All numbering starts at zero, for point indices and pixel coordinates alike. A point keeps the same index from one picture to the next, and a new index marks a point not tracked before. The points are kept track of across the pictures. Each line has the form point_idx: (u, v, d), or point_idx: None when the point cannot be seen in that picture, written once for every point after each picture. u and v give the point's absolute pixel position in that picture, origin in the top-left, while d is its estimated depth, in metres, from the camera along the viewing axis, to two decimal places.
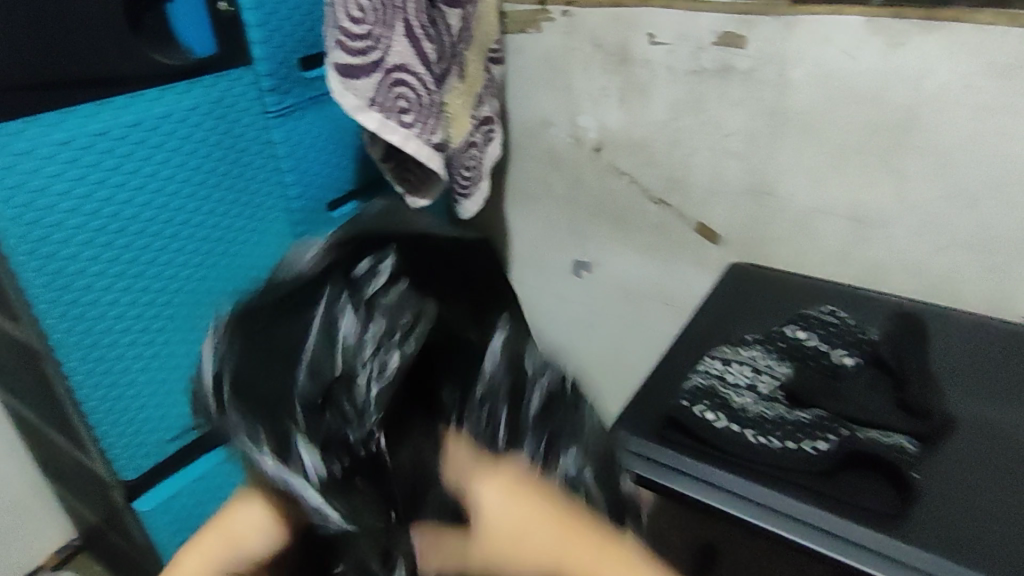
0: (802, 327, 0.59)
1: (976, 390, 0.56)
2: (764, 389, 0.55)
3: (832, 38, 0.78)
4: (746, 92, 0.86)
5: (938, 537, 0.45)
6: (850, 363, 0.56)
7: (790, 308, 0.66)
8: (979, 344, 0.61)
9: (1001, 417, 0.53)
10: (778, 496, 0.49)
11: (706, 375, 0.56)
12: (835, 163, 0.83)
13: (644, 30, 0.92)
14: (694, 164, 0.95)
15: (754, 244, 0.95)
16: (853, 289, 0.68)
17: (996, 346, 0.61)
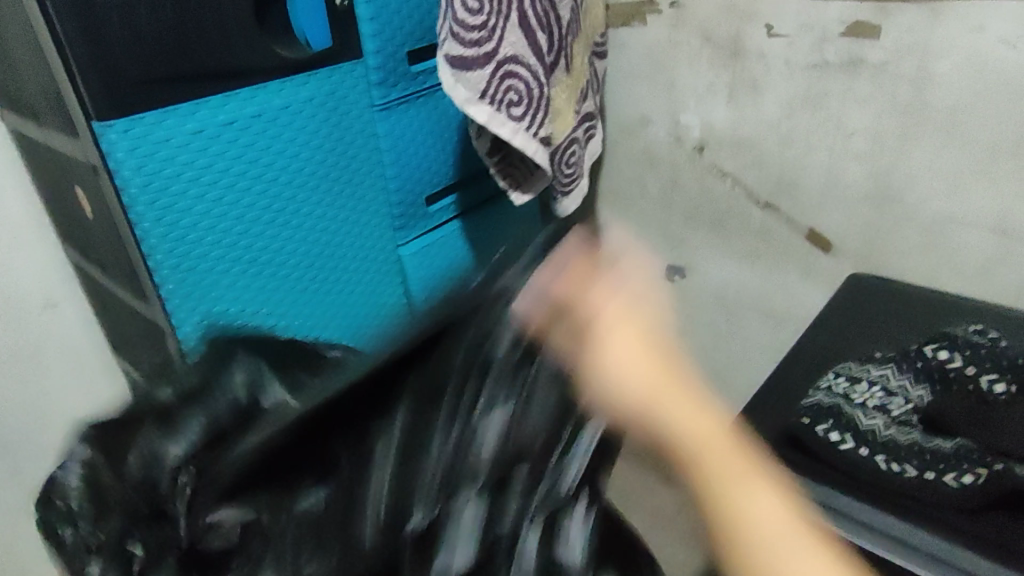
0: (944, 347, 0.53)
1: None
2: (896, 411, 0.49)
3: (988, 25, 0.71)
4: (874, 87, 0.80)
5: None
6: (1002, 392, 0.49)
7: (922, 326, 0.60)
8: None
9: None
10: (923, 533, 0.44)
11: (830, 393, 0.51)
12: (978, 168, 0.76)
13: (762, 21, 0.87)
14: (808, 164, 0.90)
15: (872, 253, 0.89)
16: (995, 309, 0.62)
17: None
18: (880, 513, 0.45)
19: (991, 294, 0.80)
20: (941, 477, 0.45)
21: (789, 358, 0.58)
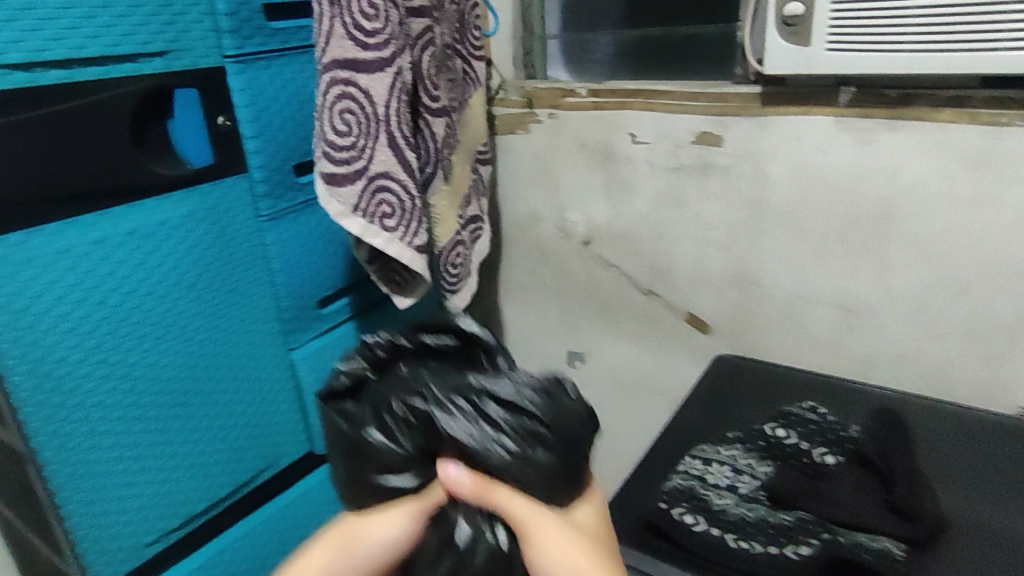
0: (781, 425, 0.61)
1: (978, 485, 0.54)
2: (745, 489, 0.54)
3: (804, 136, 0.81)
4: (725, 187, 0.90)
5: None
6: (831, 461, 0.56)
7: (770, 402, 0.66)
8: (963, 439, 0.60)
9: (998, 517, 0.51)
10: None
11: (685, 477, 0.55)
12: (818, 255, 0.85)
13: (628, 130, 0.96)
14: (678, 255, 0.97)
15: (743, 333, 0.95)
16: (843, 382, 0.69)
17: (991, 444, 0.59)
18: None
19: (846, 367, 0.87)
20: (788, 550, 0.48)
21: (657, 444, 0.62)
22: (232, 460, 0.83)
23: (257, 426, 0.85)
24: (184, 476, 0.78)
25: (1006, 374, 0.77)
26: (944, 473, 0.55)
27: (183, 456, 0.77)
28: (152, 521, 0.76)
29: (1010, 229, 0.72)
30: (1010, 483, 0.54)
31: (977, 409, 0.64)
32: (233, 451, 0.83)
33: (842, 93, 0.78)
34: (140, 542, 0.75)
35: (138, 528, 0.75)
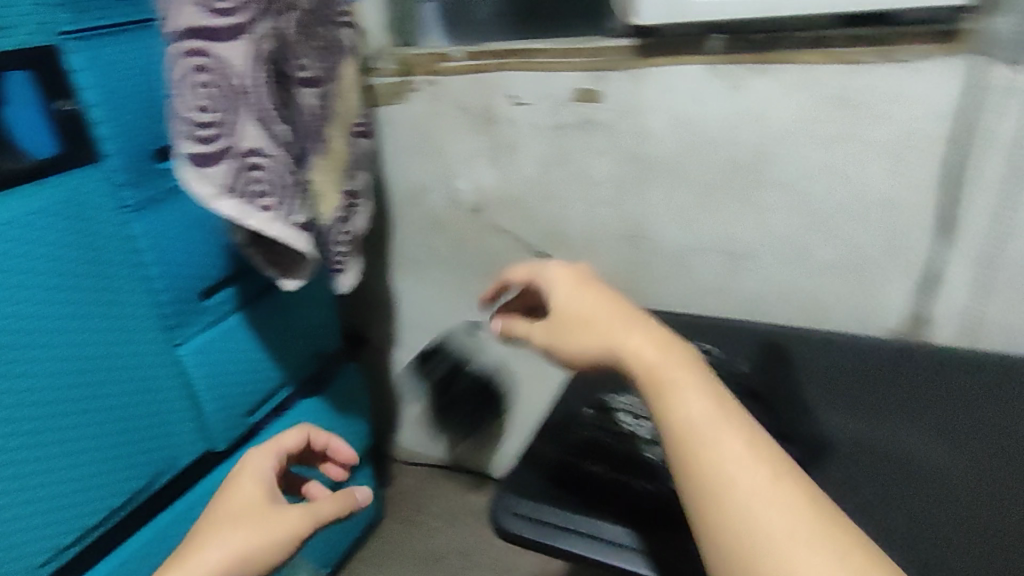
0: None
1: (848, 406, 0.61)
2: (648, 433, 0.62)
3: (678, 86, 0.83)
4: (608, 143, 0.91)
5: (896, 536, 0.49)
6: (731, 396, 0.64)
7: None
8: (848, 365, 0.67)
9: (909, 442, 0.57)
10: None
11: (595, 428, 0.64)
12: (702, 204, 0.88)
13: (507, 92, 0.96)
14: (569, 214, 0.99)
15: (634, 286, 0.98)
16: (727, 325, 0.76)
17: (874, 366, 0.66)
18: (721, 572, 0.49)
19: (730, 308, 0.92)
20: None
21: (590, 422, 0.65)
22: (123, 466, 0.77)
23: (155, 427, 0.80)
24: (70, 492, 0.71)
25: (868, 298, 0.83)
26: (817, 400, 0.62)
27: (67, 470, 0.71)
28: (40, 543, 0.69)
29: (876, 164, 0.76)
30: (897, 401, 0.62)
31: (849, 337, 0.71)
32: (124, 459, 0.77)
33: (712, 40, 0.79)
34: (29, 567, 0.68)
35: (28, 549, 0.68)
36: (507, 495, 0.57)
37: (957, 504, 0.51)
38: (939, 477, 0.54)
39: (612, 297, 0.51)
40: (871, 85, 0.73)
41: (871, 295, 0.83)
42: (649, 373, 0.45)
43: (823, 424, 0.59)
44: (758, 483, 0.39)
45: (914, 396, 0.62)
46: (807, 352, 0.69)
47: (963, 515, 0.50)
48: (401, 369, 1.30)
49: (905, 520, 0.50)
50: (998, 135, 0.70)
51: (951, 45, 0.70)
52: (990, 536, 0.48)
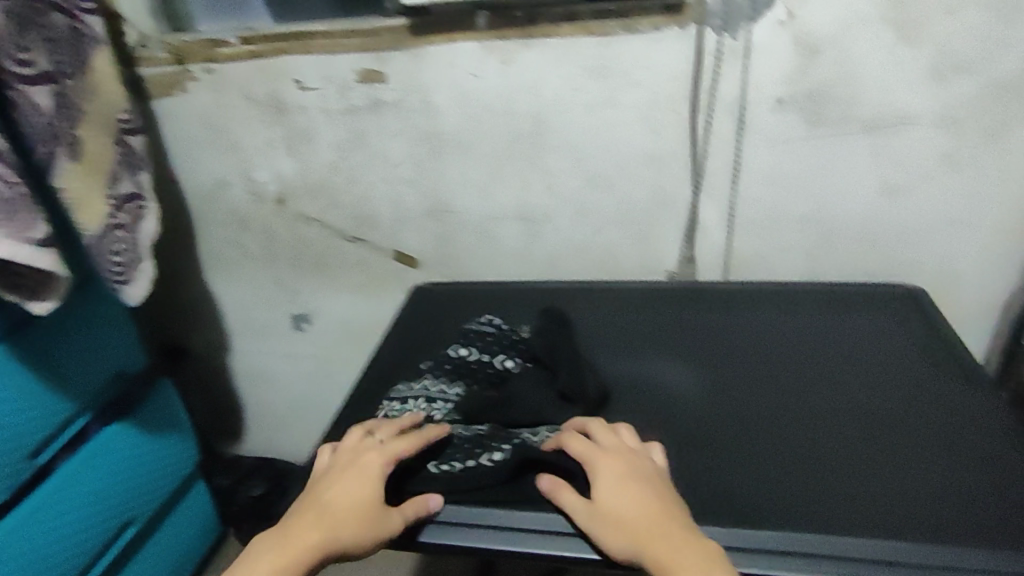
0: (463, 344, 0.72)
1: (665, 342, 0.74)
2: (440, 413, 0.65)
3: (456, 62, 0.85)
4: (400, 123, 0.91)
5: (751, 500, 0.56)
6: (512, 365, 0.69)
7: (451, 323, 0.81)
8: (624, 321, 0.78)
9: (719, 400, 0.65)
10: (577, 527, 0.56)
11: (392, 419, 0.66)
12: (493, 175, 0.91)
13: (291, 77, 0.92)
14: (374, 197, 0.98)
15: (448, 261, 1.00)
16: (505, 288, 0.86)
17: (656, 321, 0.77)
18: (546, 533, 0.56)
19: (536, 270, 0.97)
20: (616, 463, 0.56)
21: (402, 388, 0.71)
22: None
23: None
24: None
25: (651, 246, 0.91)
26: (639, 339, 0.74)
27: None
28: None
29: (632, 124, 0.84)
30: (693, 361, 0.71)
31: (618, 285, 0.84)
32: None
33: (479, 17, 0.83)
34: None
35: None
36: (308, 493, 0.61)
37: (772, 449, 0.60)
38: (756, 426, 0.62)
39: (627, 474, 0.55)
40: (622, 52, 0.80)
41: (656, 243, 0.91)
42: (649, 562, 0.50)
43: (645, 365, 0.71)
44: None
45: (713, 326, 0.76)
46: (595, 301, 0.82)
47: (784, 456, 0.59)
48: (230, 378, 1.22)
49: (769, 470, 0.58)
50: (724, 93, 0.80)
51: (675, 14, 0.77)
52: (828, 471, 0.57)
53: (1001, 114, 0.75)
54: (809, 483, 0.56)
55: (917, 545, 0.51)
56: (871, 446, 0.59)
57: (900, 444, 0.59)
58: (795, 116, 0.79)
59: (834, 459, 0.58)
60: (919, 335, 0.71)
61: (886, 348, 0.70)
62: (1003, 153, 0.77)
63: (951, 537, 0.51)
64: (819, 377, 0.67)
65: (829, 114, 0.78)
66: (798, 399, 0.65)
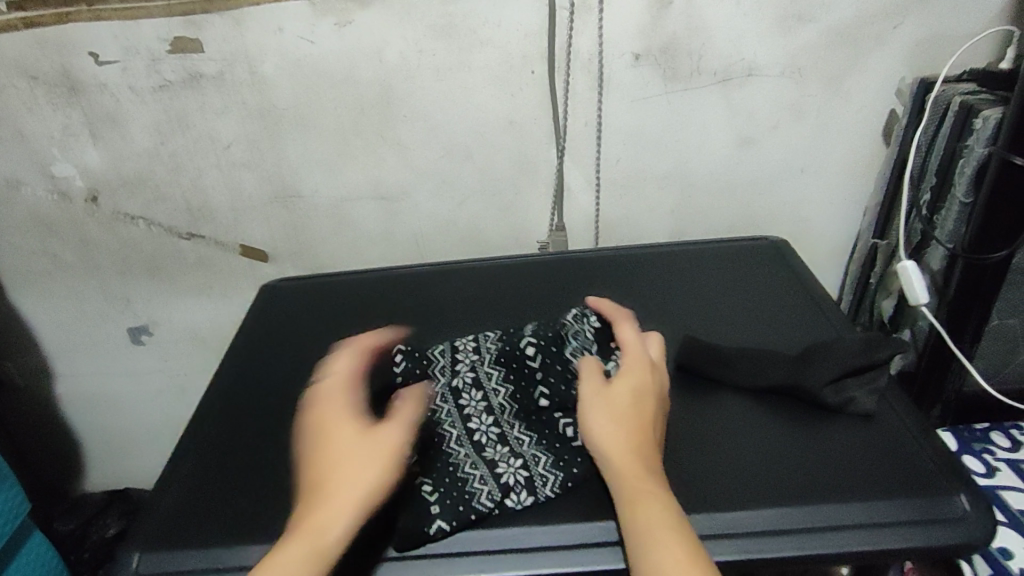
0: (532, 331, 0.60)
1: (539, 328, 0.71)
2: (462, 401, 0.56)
3: (284, 26, 0.75)
4: (226, 99, 0.79)
5: (718, 487, 0.53)
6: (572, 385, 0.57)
7: (312, 319, 0.77)
8: (518, 292, 0.76)
9: (690, 360, 0.63)
10: (483, 557, 0.50)
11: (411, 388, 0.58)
12: (339, 151, 0.83)
13: (83, 50, 0.76)
14: (206, 185, 0.85)
15: (302, 249, 0.90)
16: (372, 277, 0.82)
17: (556, 289, 0.76)
18: (446, 560, 0.50)
19: (400, 252, 0.90)
20: (475, 497, 0.51)
21: (258, 407, 0.66)
22: None
23: None
24: None
25: (519, 217, 0.87)
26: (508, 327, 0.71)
27: None
28: None
29: (487, 88, 0.78)
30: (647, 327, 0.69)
31: (493, 260, 0.83)
32: None
33: None
34: None
35: None
36: (132, 552, 0.54)
37: (729, 422, 0.59)
38: (722, 398, 0.61)
39: (631, 437, 0.50)
40: (470, 9, 0.74)
41: (524, 213, 0.87)
42: (616, 465, 0.49)
43: None
44: (665, 546, 0.44)
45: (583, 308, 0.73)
46: (463, 289, 0.78)
47: (756, 431, 0.58)
48: (61, 409, 1.03)
49: (737, 442, 0.57)
50: (580, 50, 0.76)
51: None
52: (795, 438, 0.57)
53: (841, 62, 0.76)
54: (743, 454, 0.56)
55: (798, 509, 0.51)
56: (747, 415, 0.59)
57: (862, 416, 0.58)
58: (651, 71, 0.77)
59: (742, 433, 0.58)
60: (794, 283, 0.73)
61: (757, 305, 0.70)
62: (845, 100, 0.79)
63: (844, 497, 0.52)
64: (784, 335, 0.66)
65: (684, 69, 0.77)
66: (714, 360, 0.63)
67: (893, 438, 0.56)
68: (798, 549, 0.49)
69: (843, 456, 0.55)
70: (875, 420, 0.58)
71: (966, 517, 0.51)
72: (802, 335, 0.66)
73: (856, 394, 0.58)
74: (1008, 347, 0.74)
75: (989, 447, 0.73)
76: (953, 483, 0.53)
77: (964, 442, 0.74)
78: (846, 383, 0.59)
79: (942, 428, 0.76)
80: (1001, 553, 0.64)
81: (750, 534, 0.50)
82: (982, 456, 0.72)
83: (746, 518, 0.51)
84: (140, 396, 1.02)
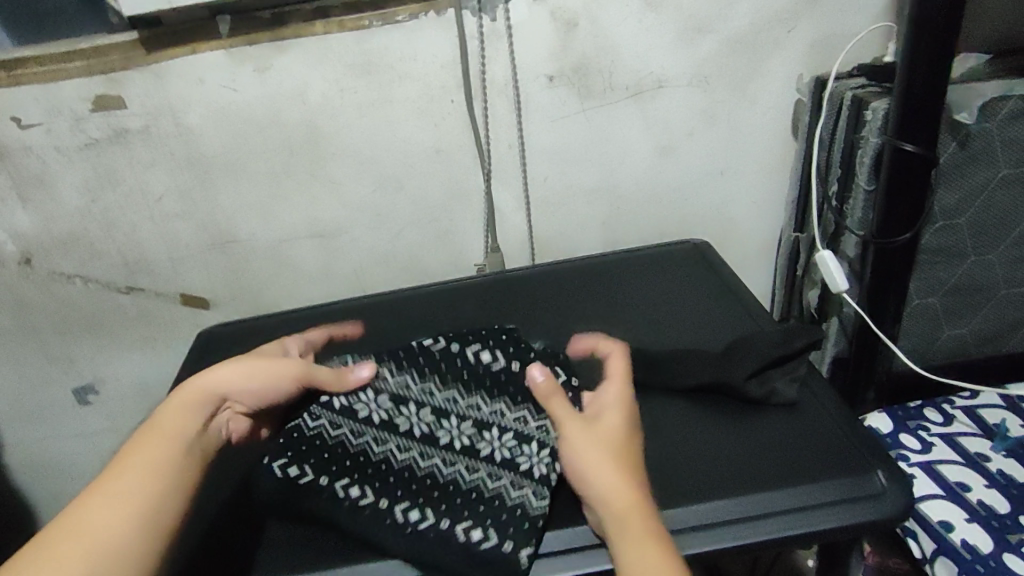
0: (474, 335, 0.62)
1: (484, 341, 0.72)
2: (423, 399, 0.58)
3: (204, 76, 0.77)
4: (154, 151, 0.80)
5: (656, 488, 0.55)
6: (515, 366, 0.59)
7: None
8: (454, 310, 0.78)
9: (619, 361, 0.65)
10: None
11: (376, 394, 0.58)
12: (272, 194, 0.84)
13: (5, 114, 0.77)
14: (141, 238, 0.85)
15: (244, 293, 0.91)
16: (309, 314, 0.83)
17: (490, 305, 0.78)
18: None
19: (342, 287, 0.91)
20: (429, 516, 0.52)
21: None
22: None
23: None
24: None
25: (453, 244, 0.89)
26: None
27: None
28: None
29: (410, 120, 0.81)
30: (579, 337, 0.71)
31: (429, 286, 0.84)
32: None
33: (220, 24, 0.75)
34: None
35: None
36: None
37: (658, 422, 0.61)
38: (653, 398, 0.63)
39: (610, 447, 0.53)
40: (385, 45, 0.76)
41: (461, 240, 0.89)
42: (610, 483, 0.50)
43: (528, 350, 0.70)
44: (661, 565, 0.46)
45: (517, 321, 0.74)
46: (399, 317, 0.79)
47: (687, 429, 0.59)
48: (12, 476, 1.01)
49: (668, 442, 0.59)
50: (496, 77, 0.78)
51: None
52: (725, 432, 0.59)
53: (745, 68, 0.80)
54: (675, 454, 0.57)
55: (729, 501, 0.53)
56: (677, 415, 0.61)
57: (785, 407, 0.60)
58: (566, 91, 0.80)
59: (675, 437, 0.59)
60: (718, 281, 0.75)
61: (682, 305, 0.73)
62: (753, 104, 0.82)
63: (773, 485, 0.54)
64: (706, 331, 0.69)
65: (598, 86, 0.80)
66: (641, 363, 0.65)
67: (814, 425, 0.59)
68: (732, 540, 0.51)
69: (770, 445, 0.57)
70: (798, 409, 0.60)
71: (884, 491, 0.53)
72: (721, 330, 0.68)
73: (778, 384, 0.61)
74: (933, 325, 0.79)
75: (923, 423, 0.75)
76: (872, 461, 0.55)
77: (899, 421, 0.76)
78: (769, 375, 0.61)
79: (876, 411, 0.78)
80: (942, 526, 0.66)
81: (686, 529, 0.52)
82: (918, 432, 0.74)
83: (682, 515, 0.52)
84: (91, 457, 1.01)
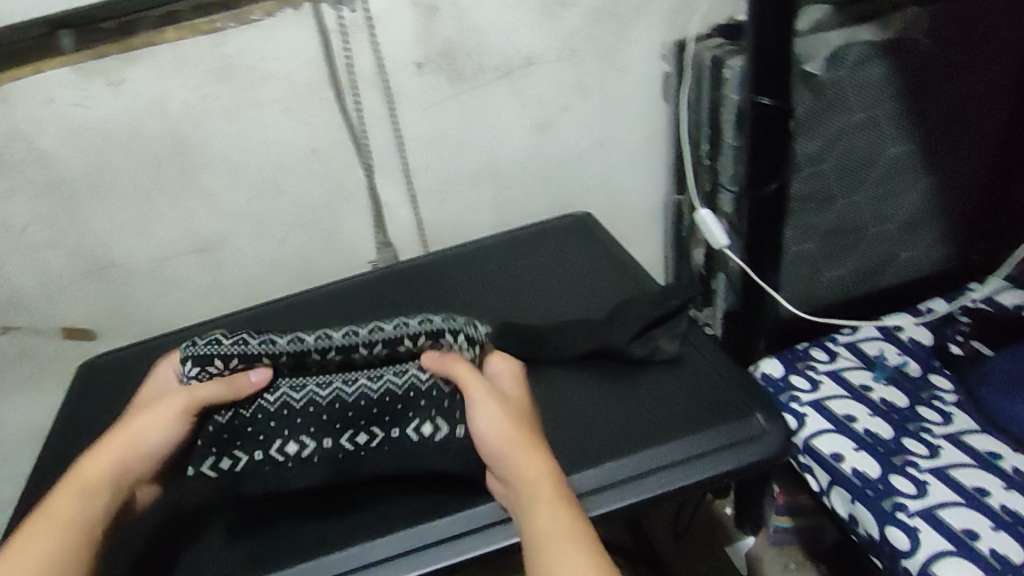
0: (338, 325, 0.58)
1: None
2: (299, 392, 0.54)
3: (51, 95, 0.72)
4: (8, 181, 0.75)
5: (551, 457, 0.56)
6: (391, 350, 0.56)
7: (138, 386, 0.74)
8: (346, 309, 0.77)
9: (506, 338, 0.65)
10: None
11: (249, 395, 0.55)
12: (145, 212, 0.81)
13: None
14: (8, 274, 0.80)
15: (128, 318, 0.87)
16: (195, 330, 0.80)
17: (382, 298, 0.77)
18: None
19: (232, 300, 0.89)
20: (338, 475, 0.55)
21: None
22: None
23: None
24: None
25: (342, 242, 0.88)
26: None
27: None
28: None
29: (281, 121, 0.78)
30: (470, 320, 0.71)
31: (318, 288, 0.82)
32: None
33: (60, 37, 0.71)
34: None
35: None
36: None
37: (548, 392, 0.62)
38: (542, 370, 0.63)
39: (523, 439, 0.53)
40: (242, 47, 0.74)
41: (350, 238, 0.88)
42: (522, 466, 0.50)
43: None
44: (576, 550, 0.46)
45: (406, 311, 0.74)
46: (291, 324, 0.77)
47: (575, 395, 0.61)
48: None
49: (558, 410, 0.60)
50: (362, 69, 0.77)
51: None
52: (611, 394, 0.60)
53: (609, 37, 0.81)
54: (567, 421, 0.59)
55: (622, 461, 0.54)
56: (566, 383, 0.62)
57: (668, 361, 0.62)
58: (436, 77, 0.79)
59: (565, 404, 0.60)
60: (602, 250, 0.77)
61: (566, 276, 0.74)
62: (623, 73, 0.84)
63: (661, 439, 0.56)
64: (590, 299, 0.70)
65: (467, 69, 0.80)
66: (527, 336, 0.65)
67: (696, 375, 0.61)
68: (628, 497, 0.53)
69: (654, 400, 0.59)
70: (681, 362, 0.62)
71: (765, 429, 0.56)
72: (604, 296, 0.70)
73: (659, 343, 0.62)
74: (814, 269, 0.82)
75: (811, 362, 0.78)
76: (754, 405, 0.58)
77: (789, 363, 0.79)
78: (650, 334, 0.63)
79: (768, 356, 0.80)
80: (834, 458, 0.70)
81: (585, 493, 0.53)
82: (807, 373, 0.77)
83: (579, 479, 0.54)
84: None
